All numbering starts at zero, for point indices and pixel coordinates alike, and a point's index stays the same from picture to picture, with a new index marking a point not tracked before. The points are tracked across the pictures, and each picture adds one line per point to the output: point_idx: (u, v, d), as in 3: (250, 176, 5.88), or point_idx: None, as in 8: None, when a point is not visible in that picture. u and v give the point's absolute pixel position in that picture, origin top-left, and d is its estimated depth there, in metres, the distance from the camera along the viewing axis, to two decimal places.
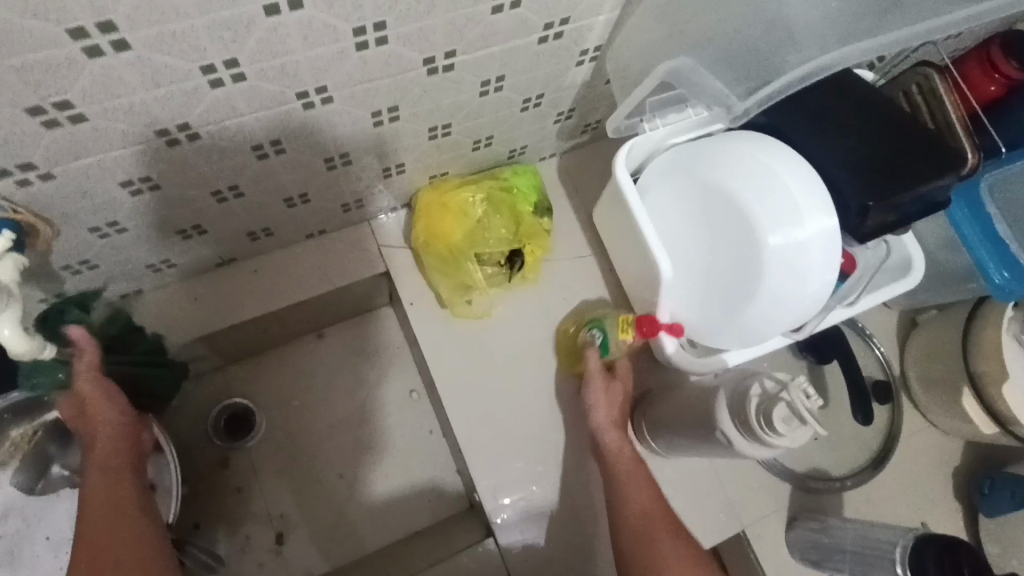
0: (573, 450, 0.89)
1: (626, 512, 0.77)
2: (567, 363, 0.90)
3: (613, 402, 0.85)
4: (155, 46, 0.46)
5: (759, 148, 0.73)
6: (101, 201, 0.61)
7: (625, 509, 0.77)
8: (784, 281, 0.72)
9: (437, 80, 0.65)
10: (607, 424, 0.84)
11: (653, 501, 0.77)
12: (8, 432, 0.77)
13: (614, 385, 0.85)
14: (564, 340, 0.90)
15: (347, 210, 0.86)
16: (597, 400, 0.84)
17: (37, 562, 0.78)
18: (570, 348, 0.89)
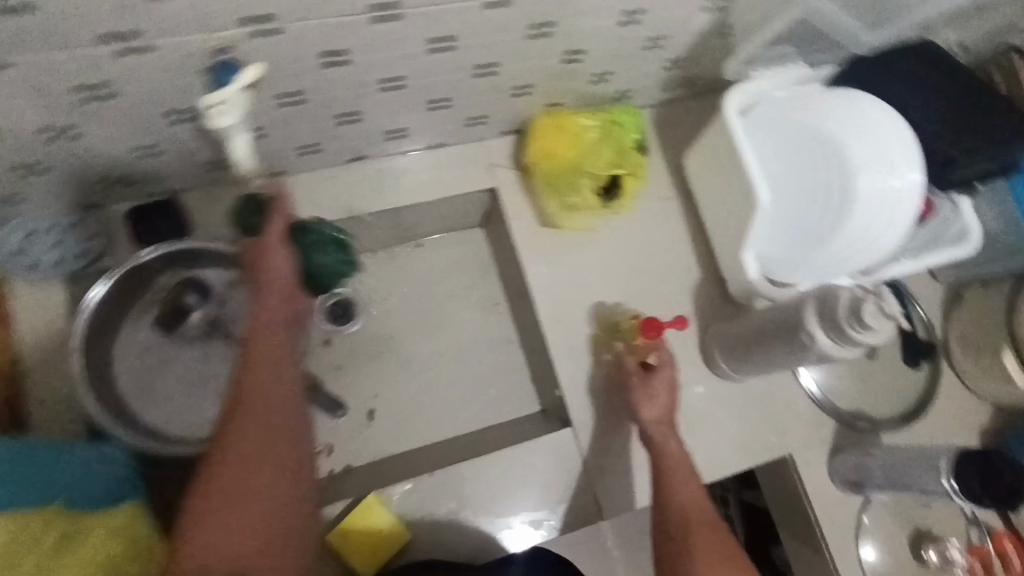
0: (611, 430, 0.95)
1: (669, 506, 0.79)
2: (609, 350, 0.96)
3: (661, 403, 0.86)
4: None
5: (860, 100, 0.82)
6: (301, 67, 0.70)
7: (668, 503, 0.80)
8: (866, 221, 0.81)
9: (594, 1, 0.75)
10: (654, 419, 0.85)
11: (700, 502, 0.79)
12: (158, 279, 0.90)
13: (653, 382, 0.87)
14: (607, 328, 0.97)
15: (469, 124, 0.95)
16: (643, 397, 0.86)
17: (170, 396, 0.89)
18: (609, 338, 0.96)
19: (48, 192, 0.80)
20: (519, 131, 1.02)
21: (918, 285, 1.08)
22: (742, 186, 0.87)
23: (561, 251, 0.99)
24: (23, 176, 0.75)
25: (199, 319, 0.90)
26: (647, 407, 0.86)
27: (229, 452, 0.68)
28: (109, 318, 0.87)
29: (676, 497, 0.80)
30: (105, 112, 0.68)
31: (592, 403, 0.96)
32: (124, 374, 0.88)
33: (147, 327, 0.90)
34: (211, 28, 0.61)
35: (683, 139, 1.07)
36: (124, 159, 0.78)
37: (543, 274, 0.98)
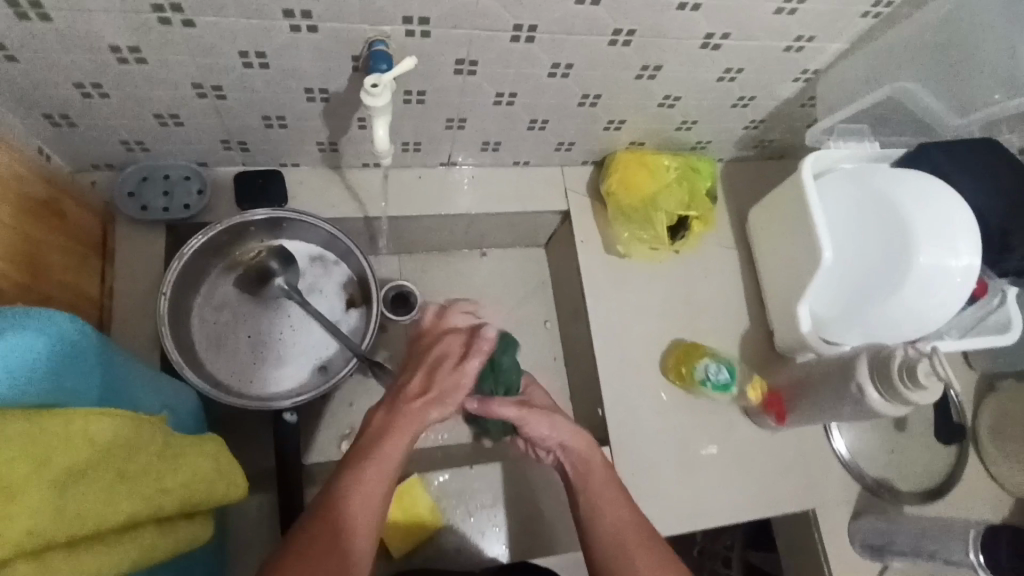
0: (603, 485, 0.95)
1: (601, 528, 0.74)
2: (675, 371, 1.01)
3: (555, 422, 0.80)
4: None
5: (930, 183, 0.87)
6: (435, 68, 0.78)
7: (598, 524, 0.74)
8: (922, 295, 0.86)
9: (702, 54, 0.83)
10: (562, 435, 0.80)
11: (623, 516, 0.75)
12: (250, 241, 0.95)
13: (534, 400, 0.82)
14: (680, 353, 1.01)
15: (557, 148, 1.03)
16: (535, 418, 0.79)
17: (236, 351, 0.92)
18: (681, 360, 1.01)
19: (173, 143, 0.87)
20: (598, 163, 1.09)
21: (952, 369, 1.12)
22: (807, 242, 0.93)
23: (622, 279, 1.04)
24: (161, 124, 0.82)
25: (280, 285, 0.93)
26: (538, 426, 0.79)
27: (311, 537, 0.64)
28: (198, 269, 0.91)
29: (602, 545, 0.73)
30: (255, 79, 0.75)
31: (631, 427, 0.98)
32: (198, 324, 0.92)
33: (228, 284, 0.94)
34: (375, 19, 0.68)
35: (748, 196, 1.13)
36: (251, 125, 0.85)
37: (602, 296, 1.03)
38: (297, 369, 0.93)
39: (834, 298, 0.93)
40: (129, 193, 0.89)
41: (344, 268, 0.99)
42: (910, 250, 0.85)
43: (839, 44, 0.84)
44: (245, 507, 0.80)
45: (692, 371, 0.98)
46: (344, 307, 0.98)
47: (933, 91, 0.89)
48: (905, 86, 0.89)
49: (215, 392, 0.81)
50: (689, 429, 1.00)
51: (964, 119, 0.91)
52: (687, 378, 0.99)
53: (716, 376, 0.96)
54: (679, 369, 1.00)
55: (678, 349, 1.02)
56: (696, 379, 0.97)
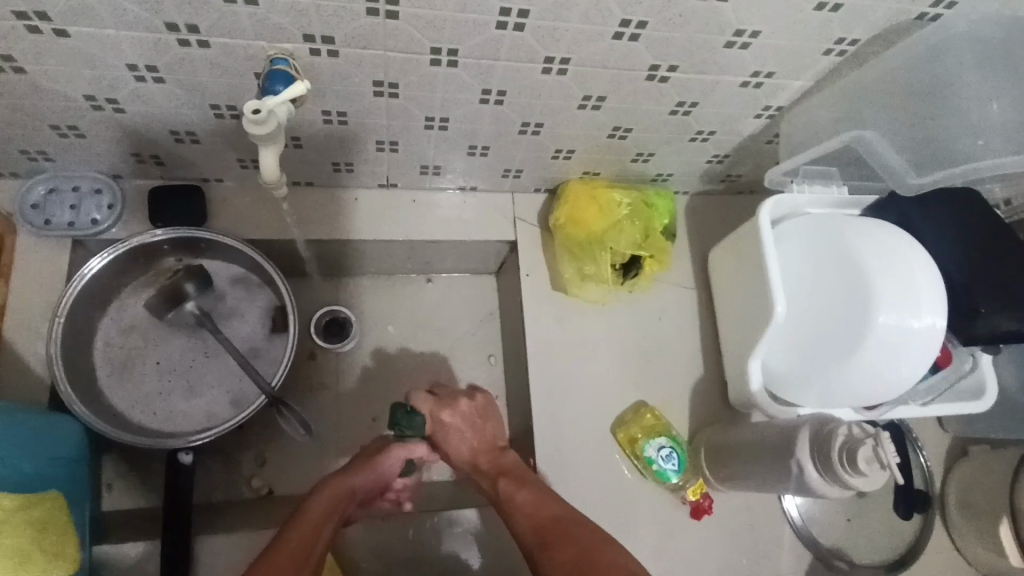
0: None
1: (522, 523, 0.78)
2: (627, 435, 0.93)
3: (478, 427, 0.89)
4: None
5: (898, 238, 0.80)
6: (353, 89, 0.71)
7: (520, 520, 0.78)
8: (880, 360, 0.78)
9: (649, 86, 0.75)
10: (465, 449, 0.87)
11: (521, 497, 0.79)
12: (165, 260, 0.88)
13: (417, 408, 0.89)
14: (637, 418, 0.94)
15: (504, 175, 0.96)
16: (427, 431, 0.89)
17: (142, 378, 0.86)
18: (635, 428, 0.93)
19: (78, 155, 0.81)
20: (551, 191, 1.02)
21: (923, 430, 1.04)
22: (762, 292, 0.85)
23: (568, 318, 0.97)
24: (60, 135, 0.76)
25: (191, 309, 0.87)
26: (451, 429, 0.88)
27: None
28: (104, 289, 0.85)
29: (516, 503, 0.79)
30: (152, 94, 0.69)
31: (565, 482, 0.91)
32: (102, 348, 0.86)
33: (139, 305, 0.88)
34: (272, 35, 0.62)
35: (712, 233, 1.06)
36: (160, 140, 0.79)
37: (544, 335, 0.96)
38: (206, 401, 0.87)
39: (790, 355, 0.85)
40: (33, 205, 0.83)
41: (268, 293, 0.93)
42: (870, 311, 0.77)
43: (801, 81, 0.77)
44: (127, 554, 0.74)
45: (642, 443, 0.92)
46: (265, 334, 0.91)
47: (896, 141, 0.79)
48: (862, 132, 0.80)
49: (106, 429, 0.76)
50: (628, 484, 0.93)
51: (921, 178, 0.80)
52: (635, 448, 0.92)
53: (664, 462, 0.91)
54: (632, 436, 0.93)
55: (637, 413, 0.95)
56: (645, 457, 0.91)
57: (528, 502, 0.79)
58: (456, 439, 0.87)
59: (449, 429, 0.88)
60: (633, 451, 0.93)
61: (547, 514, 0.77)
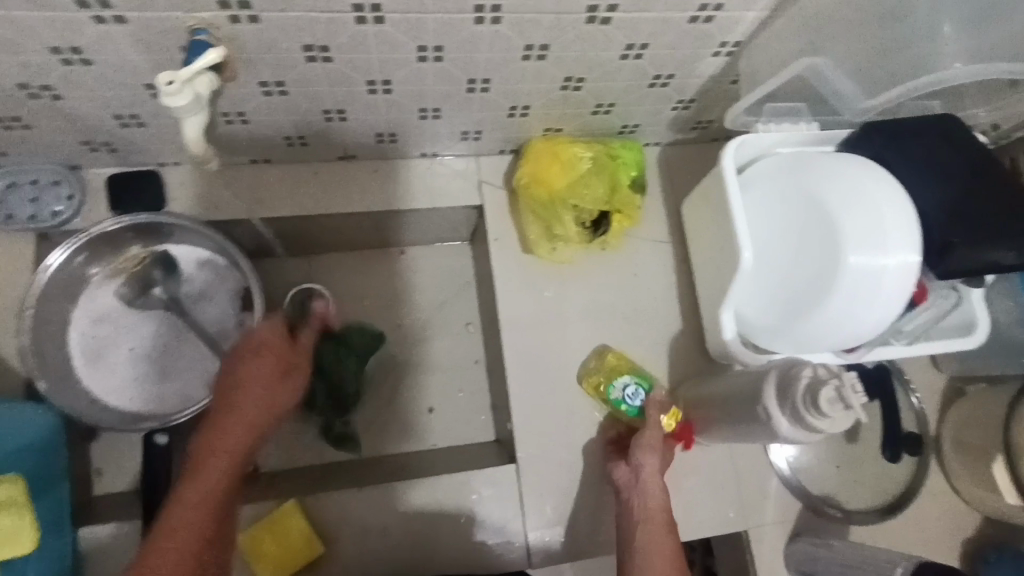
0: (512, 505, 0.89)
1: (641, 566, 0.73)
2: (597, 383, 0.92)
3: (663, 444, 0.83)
4: None
5: (868, 173, 0.75)
6: (284, 57, 0.69)
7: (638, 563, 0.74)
8: (853, 300, 0.74)
9: (593, 29, 0.72)
10: (654, 473, 0.80)
11: (660, 548, 0.75)
12: (129, 248, 0.89)
13: (650, 434, 0.82)
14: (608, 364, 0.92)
15: (463, 137, 0.94)
16: (646, 450, 0.81)
17: (116, 365, 0.87)
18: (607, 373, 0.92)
19: (29, 148, 0.81)
20: (516, 151, 0.99)
21: (916, 371, 1.01)
22: (727, 238, 0.83)
23: (538, 280, 0.96)
24: (5, 127, 0.75)
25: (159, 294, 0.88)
26: (648, 448, 0.81)
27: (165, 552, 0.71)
28: (72, 280, 0.86)
29: (645, 542, 0.76)
30: (83, 77, 0.68)
31: (542, 443, 0.91)
32: (77, 339, 0.87)
33: (109, 294, 0.89)
34: (186, 5, 0.60)
35: (686, 183, 1.03)
36: (105, 125, 0.78)
37: (515, 298, 0.95)
38: (182, 383, 0.88)
39: (762, 302, 0.82)
40: None
41: (236, 274, 0.93)
42: (838, 249, 0.73)
43: (755, 12, 0.73)
44: (111, 537, 0.77)
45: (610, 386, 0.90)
46: (236, 314, 0.92)
47: (855, 68, 0.76)
48: (818, 64, 0.77)
49: None
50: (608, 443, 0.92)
51: (876, 99, 0.80)
52: (602, 393, 0.91)
53: (632, 400, 0.89)
54: (597, 382, 0.92)
55: (601, 359, 0.94)
56: (613, 400, 0.90)
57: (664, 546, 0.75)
58: (649, 465, 0.80)
59: (644, 446, 0.81)
60: (601, 397, 0.92)
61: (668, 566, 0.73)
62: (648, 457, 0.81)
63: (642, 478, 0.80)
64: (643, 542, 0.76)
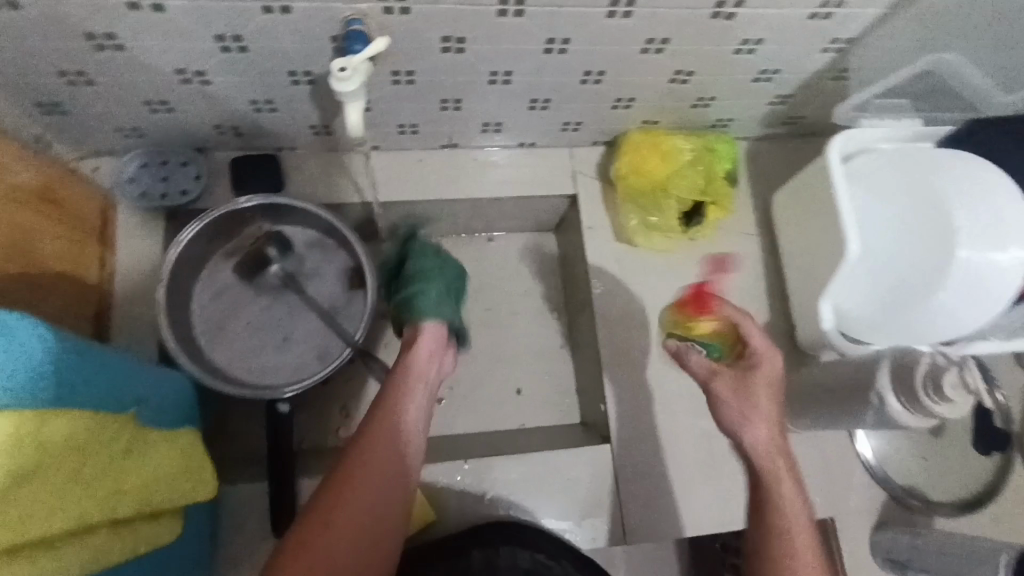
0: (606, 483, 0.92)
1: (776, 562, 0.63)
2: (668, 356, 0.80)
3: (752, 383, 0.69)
4: None
5: (979, 172, 0.77)
6: (422, 47, 0.73)
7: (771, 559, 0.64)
8: (961, 294, 0.76)
9: (714, 25, 0.75)
10: (757, 421, 0.68)
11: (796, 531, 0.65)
12: (247, 229, 0.94)
13: (721, 380, 0.71)
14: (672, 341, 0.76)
15: (563, 129, 0.97)
16: (731, 401, 0.70)
17: (235, 337, 0.93)
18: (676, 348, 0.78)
19: (167, 129, 0.86)
20: (610, 143, 1.02)
21: (1002, 369, 1.02)
22: (831, 229, 0.84)
23: (631, 268, 0.99)
24: (152, 111, 0.81)
25: (277, 272, 0.93)
26: (733, 407, 0.69)
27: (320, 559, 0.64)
28: (197, 256, 0.91)
29: (774, 525, 0.65)
30: (237, 63, 0.73)
31: (634, 426, 0.94)
32: (199, 310, 0.92)
33: (229, 269, 0.94)
34: None
35: (774, 178, 1.05)
36: (241, 110, 0.83)
37: (608, 285, 0.98)
38: (295, 355, 0.93)
39: (863, 295, 0.85)
40: (130, 179, 0.89)
41: (343, 255, 0.98)
42: (950, 243, 0.75)
43: (874, 10, 0.75)
44: (239, 496, 0.82)
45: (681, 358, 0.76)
46: (344, 293, 0.96)
47: (977, 60, 0.81)
48: (942, 56, 0.81)
49: (213, 383, 0.82)
50: (697, 427, 0.95)
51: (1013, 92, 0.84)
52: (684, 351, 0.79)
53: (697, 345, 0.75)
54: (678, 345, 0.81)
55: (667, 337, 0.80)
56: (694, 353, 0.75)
57: (802, 542, 0.64)
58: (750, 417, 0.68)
59: (723, 402, 0.70)
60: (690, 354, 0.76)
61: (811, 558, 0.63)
62: (751, 425, 0.68)
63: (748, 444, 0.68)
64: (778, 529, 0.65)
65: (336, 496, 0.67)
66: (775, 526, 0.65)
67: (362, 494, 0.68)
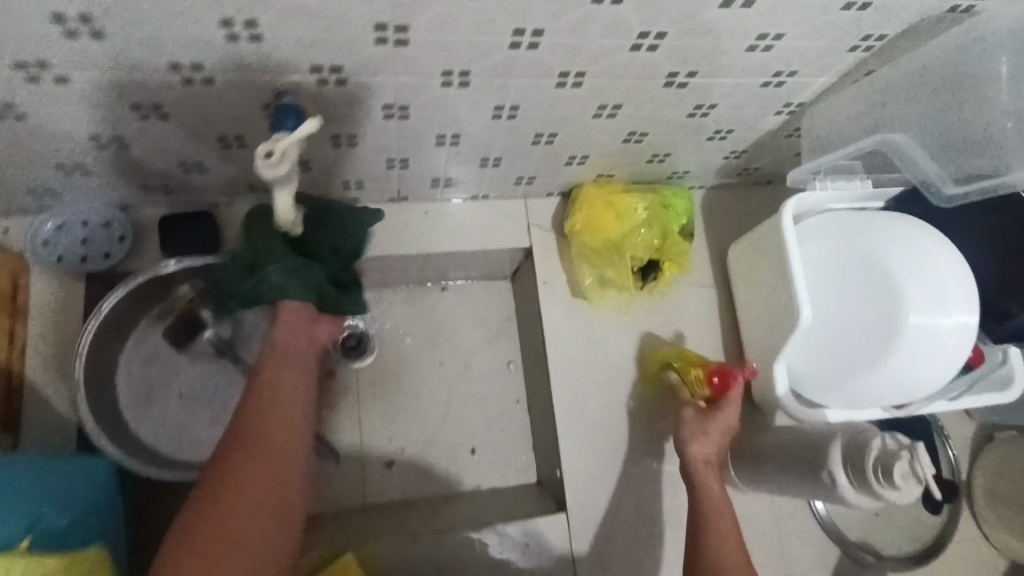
0: (561, 551, 0.90)
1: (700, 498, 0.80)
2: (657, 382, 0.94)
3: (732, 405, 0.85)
4: (505, 8, 0.55)
5: (928, 240, 0.79)
6: (364, 114, 0.69)
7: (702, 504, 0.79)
8: (911, 362, 0.78)
9: (668, 92, 0.73)
10: (718, 429, 0.84)
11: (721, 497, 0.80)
12: (178, 289, 0.88)
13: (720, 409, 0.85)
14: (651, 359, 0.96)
15: (517, 183, 0.94)
16: (718, 422, 0.84)
17: (166, 409, 0.87)
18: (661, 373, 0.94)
19: (86, 189, 0.79)
20: (565, 194, 1.00)
21: (948, 420, 1.03)
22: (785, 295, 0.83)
23: (585, 322, 0.97)
24: (66, 173, 0.74)
25: (210, 337, 0.88)
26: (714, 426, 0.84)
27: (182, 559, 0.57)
28: (120, 322, 0.85)
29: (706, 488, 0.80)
30: (159, 130, 0.68)
31: (589, 490, 0.92)
32: (125, 380, 0.86)
33: (158, 334, 0.88)
34: (280, 68, 0.60)
35: (730, 228, 1.03)
36: (167, 171, 0.77)
37: (563, 341, 0.96)
38: None
39: (817, 360, 0.84)
40: (44, 241, 0.82)
41: None
42: (900, 312, 0.77)
43: (824, 79, 0.74)
44: None
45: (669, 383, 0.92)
46: None
47: (930, 146, 0.79)
48: (893, 138, 0.80)
49: (140, 468, 0.76)
50: (653, 489, 0.94)
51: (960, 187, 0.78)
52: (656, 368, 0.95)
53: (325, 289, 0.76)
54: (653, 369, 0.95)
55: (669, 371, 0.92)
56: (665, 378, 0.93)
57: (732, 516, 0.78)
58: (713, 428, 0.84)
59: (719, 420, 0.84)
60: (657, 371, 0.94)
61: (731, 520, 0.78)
62: (707, 429, 0.84)
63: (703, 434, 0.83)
64: (708, 488, 0.80)
65: (224, 486, 0.62)
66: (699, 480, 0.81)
67: (254, 485, 0.63)
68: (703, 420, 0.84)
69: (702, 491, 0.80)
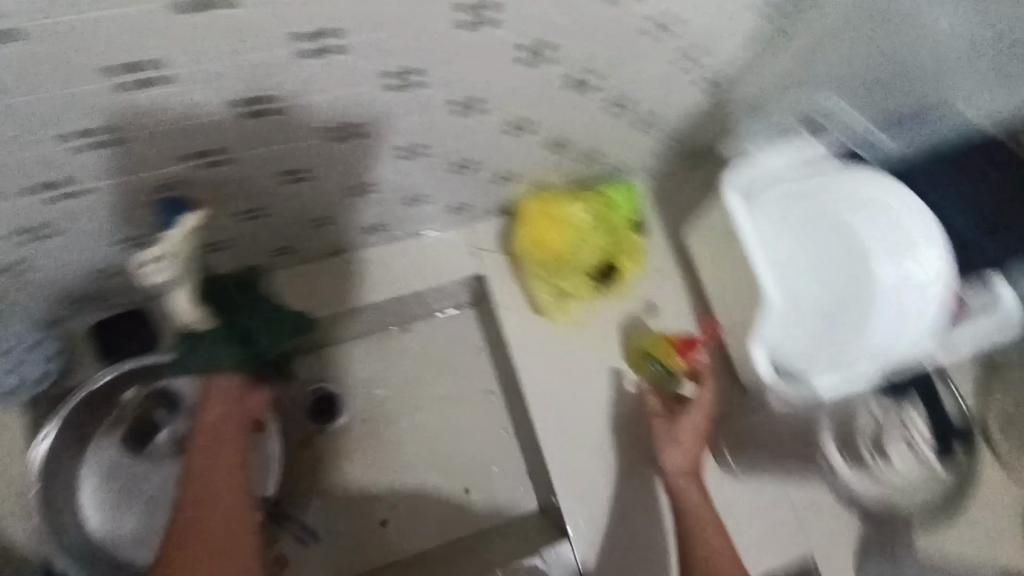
0: None
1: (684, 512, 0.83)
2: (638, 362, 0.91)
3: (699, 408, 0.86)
4: (365, 55, 0.51)
5: (881, 192, 0.76)
6: (261, 185, 0.66)
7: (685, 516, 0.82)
8: (892, 319, 0.74)
9: (575, 95, 0.68)
10: (687, 438, 0.85)
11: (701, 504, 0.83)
12: (122, 394, 0.84)
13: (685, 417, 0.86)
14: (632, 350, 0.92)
15: (451, 212, 0.90)
16: (687, 431, 0.85)
17: (135, 521, 0.83)
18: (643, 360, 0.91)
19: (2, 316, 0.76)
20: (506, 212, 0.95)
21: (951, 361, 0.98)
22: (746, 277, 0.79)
23: (551, 340, 0.92)
24: None
25: (164, 439, 0.85)
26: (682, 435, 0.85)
27: None
28: (69, 442, 0.81)
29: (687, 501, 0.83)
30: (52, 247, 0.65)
31: (587, 511, 0.89)
32: (88, 501, 0.82)
33: (111, 446, 0.83)
34: (152, 164, 0.57)
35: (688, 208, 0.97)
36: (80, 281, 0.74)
37: (533, 363, 0.92)
38: None
39: (796, 335, 0.79)
40: None
41: None
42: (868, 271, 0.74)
43: (734, 49, 0.70)
44: None
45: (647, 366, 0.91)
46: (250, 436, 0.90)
47: (853, 98, 0.77)
48: (818, 97, 0.78)
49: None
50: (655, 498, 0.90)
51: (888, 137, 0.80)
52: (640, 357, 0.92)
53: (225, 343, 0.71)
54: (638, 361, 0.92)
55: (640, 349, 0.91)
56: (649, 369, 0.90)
57: (713, 523, 0.81)
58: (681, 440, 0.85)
59: (684, 427, 0.85)
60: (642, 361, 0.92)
61: (713, 526, 0.81)
62: (676, 443, 0.85)
63: (675, 445, 0.85)
64: (689, 501, 0.83)
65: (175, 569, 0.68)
66: (678, 494, 0.84)
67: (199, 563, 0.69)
68: (670, 431, 0.86)
69: (683, 504, 0.83)
